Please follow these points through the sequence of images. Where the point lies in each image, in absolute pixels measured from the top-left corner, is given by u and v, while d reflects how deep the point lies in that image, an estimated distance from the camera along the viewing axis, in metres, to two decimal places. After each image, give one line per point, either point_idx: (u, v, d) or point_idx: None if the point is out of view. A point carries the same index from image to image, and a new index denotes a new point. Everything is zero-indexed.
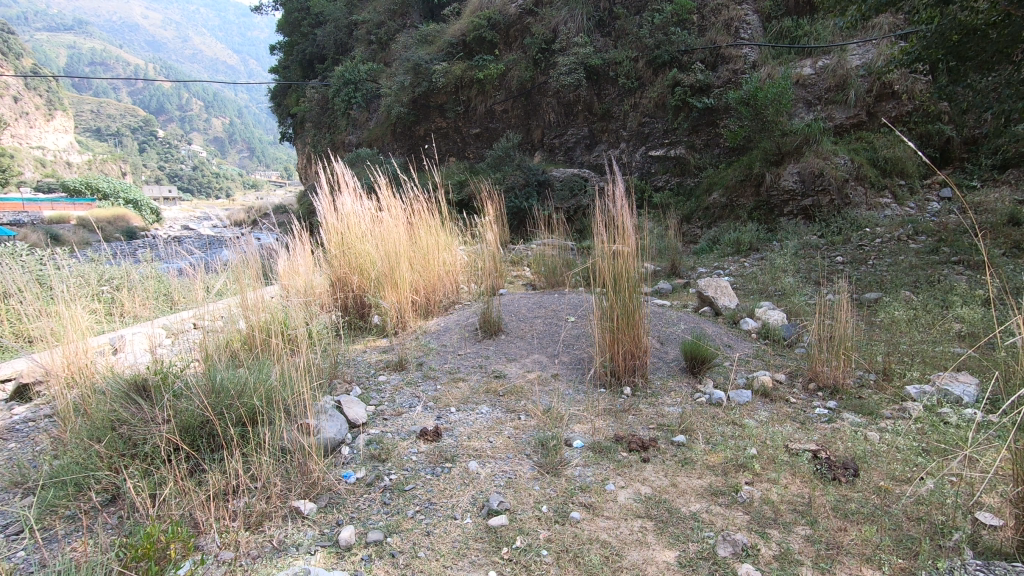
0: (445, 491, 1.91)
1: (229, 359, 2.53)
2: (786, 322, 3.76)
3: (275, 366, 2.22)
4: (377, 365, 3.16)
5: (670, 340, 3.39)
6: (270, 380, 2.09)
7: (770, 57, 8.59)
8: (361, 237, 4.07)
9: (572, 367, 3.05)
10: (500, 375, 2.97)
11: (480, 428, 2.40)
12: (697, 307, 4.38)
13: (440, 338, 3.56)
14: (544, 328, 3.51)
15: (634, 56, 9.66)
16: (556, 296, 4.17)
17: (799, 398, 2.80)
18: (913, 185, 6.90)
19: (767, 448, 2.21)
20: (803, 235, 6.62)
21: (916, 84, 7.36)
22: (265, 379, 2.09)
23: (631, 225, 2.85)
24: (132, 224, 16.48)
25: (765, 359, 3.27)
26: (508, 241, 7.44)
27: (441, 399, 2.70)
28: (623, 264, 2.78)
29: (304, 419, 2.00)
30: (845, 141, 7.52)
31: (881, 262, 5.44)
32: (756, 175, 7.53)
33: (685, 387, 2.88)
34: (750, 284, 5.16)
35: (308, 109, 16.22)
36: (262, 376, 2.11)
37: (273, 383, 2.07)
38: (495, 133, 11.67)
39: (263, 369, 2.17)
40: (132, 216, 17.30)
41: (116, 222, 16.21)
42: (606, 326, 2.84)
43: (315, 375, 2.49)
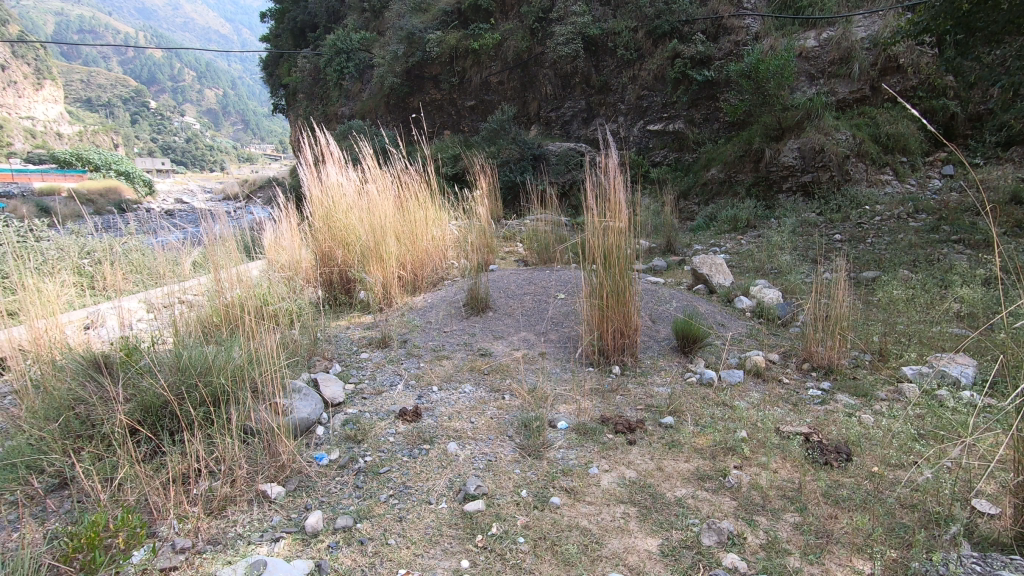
0: (421, 474, 1.83)
1: (201, 336, 2.43)
2: (781, 301, 3.68)
3: (246, 344, 2.12)
4: (359, 343, 3.07)
5: (662, 318, 3.30)
6: (240, 356, 1.99)
7: (773, 28, 8.34)
8: (346, 210, 3.95)
9: (560, 345, 2.96)
10: (485, 353, 2.89)
11: (461, 408, 2.31)
12: (691, 285, 4.28)
13: (426, 315, 3.46)
14: (532, 305, 3.41)
15: (634, 26, 9.37)
16: (546, 272, 4.06)
17: (792, 378, 2.73)
18: (915, 162, 6.78)
19: (757, 431, 2.14)
20: (801, 212, 6.50)
21: (922, 57, 7.17)
22: (238, 357, 2.00)
23: (624, 200, 2.74)
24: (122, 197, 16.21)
25: (758, 339, 3.18)
26: (502, 216, 7.30)
27: (423, 377, 2.62)
28: (614, 240, 2.68)
29: (274, 398, 1.91)
30: (847, 116, 7.35)
31: (880, 240, 5.34)
32: (755, 151, 7.37)
33: (675, 366, 2.80)
34: (746, 261, 5.06)
35: (300, 80, 15.86)
36: (233, 354, 2.01)
37: (243, 359, 1.98)
38: (491, 106, 11.41)
39: (233, 346, 2.07)
40: (123, 188, 17.04)
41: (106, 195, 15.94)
42: (595, 304, 2.74)
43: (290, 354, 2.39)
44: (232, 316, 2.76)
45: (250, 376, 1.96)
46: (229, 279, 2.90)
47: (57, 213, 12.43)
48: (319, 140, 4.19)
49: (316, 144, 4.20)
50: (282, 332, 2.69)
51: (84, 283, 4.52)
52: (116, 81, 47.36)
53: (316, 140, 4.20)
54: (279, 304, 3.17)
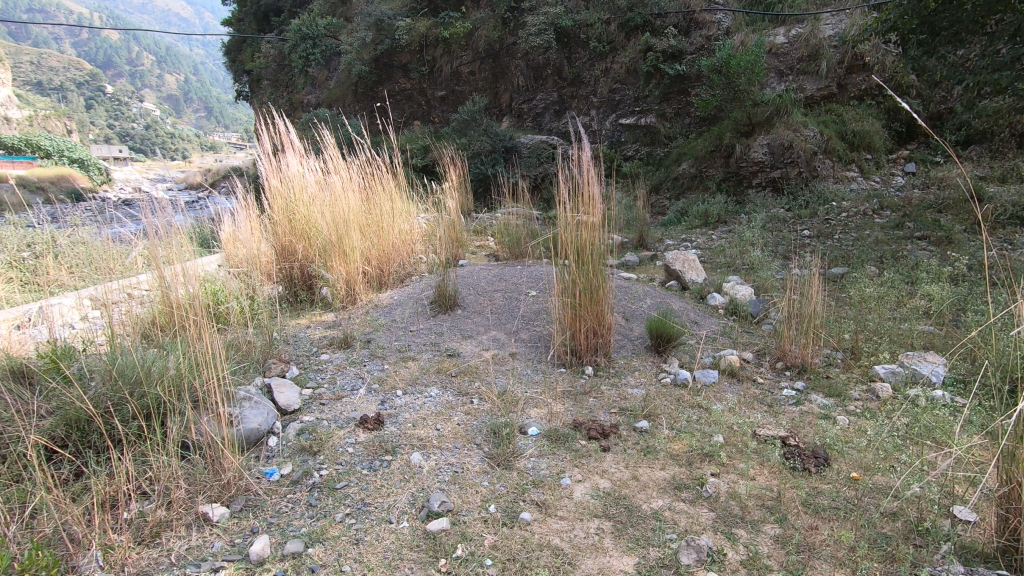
0: (382, 489, 1.70)
1: (143, 339, 2.24)
2: (753, 297, 3.65)
3: (190, 347, 1.94)
4: (319, 343, 2.90)
5: (636, 316, 3.23)
6: (176, 362, 1.80)
7: (743, 24, 8.36)
8: (308, 201, 3.76)
9: (531, 345, 2.85)
10: (453, 354, 2.76)
11: (426, 415, 2.18)
12: (664, 282, 4.22)
13: (391, 313, 3.31)
14: (502, 303, 3.29)
15: (606, 18, 9.29)
16: (517, 267, 3.94)
17: (766, 378, 2.68)
18: (879, 160, 6.90)
19: (734, 436, 2.08)
20: (770, 207, 6.54)
21: (887, 56, 7.28)
22: (176, 364, 1.81)
23: (598, 194, 2.63)
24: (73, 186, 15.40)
25: (732, 337, 3.14)
26: (472, 209, 7.15)
27: (386, 380, 2.47)
28: (587, 237, 2.59)
29: (220, 409, 1.75)
30: (815, 112, 7.43)
31: (847, 236, 5.40)
32: (726, 146, 7.39)
33: (649, 366, 2.72)
34: (717, 257, 5.05)
35: (264, 66, 15.31)
36: (171, 360, 1.82)
37: (176, 366, 1.79)
38: (462, 97, 11.19)
39: (175, 351, 1.90)
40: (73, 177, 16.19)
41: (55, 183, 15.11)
42: (567, 302, 2.64)
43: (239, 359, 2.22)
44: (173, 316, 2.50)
45: (190, 385, 1.78)
46: (174, 276, 2.55)
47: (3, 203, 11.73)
48: (278, 128, 3.97)
49: (276, 132, 3.99)
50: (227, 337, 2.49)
51: (21, 277, 4.19)
52: (67, 62, 44.84)
53: (275, 129, 3.98)
54: (227, 306, 2.96)
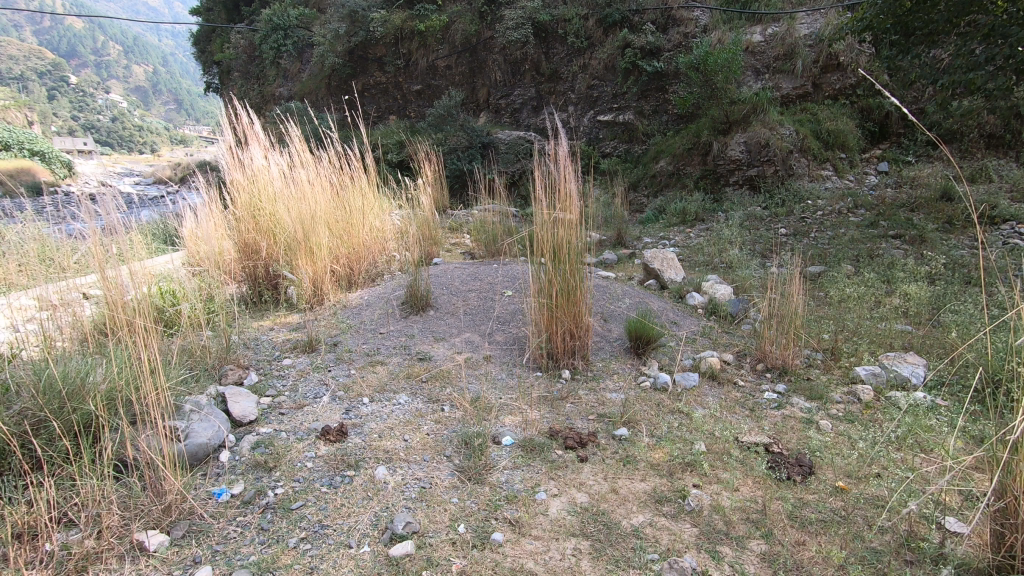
0: (342, 509, 1.57)
1: (84, 350, 2.05)
2: (733, 297, 3.59)
3: (129, 355, 1.77)
4: (282, 347, 2.74)
5: (614, 316, 3.13)
6: (105, 377, 1.63)
7: (720, 21, 8.34)
8: (273, 196, 3.58)
9: (506, 348, 2.73)
10: (425, 357, 2.63)
11: (394, 424, 2.05)
12: (642, 281, 4.15)
13: (361, 314, 3.15)
14: (476, 303, 3.17)
15: (585, 13, 9.21)
16: (493, 266, 3.82)
17: (747, 381, 2.61)
18: (853, 158, 6.97)
19: (716, 443, 2.00)
20: (748, 205, 6.54)
21: (861, 56, 7.35)
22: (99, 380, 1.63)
23: (576, 191, 2.54)
24: None
25: (712, 337, 3.07)
26: (448, 206, 7.01)
27: (352, 387, 2.33)
28: (565, 235, 2.49)
29: (163, 423, 1.59)
30: (790, 111, 7.47)
31: (824, 235, 5.40)
32: (704, 144, 7.37)
33: (628, 369, 2.64)
34: (696, 255, 5.00)
35: (234, 58, 14.85)
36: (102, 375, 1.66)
37: (103, 384, 1.61)
38: (438, 91, 11.00)
39: (113, 360, 1.73)
40: None
41: None
42: (544, 303, 2.53)
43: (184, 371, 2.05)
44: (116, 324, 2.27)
45: (125, 401, 1.62)
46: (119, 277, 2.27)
47: None
48: (240, 118, 3.77)
49: (238, 123, 3.79)
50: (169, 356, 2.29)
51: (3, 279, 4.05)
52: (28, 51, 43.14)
53: (236, 119, 3.78)
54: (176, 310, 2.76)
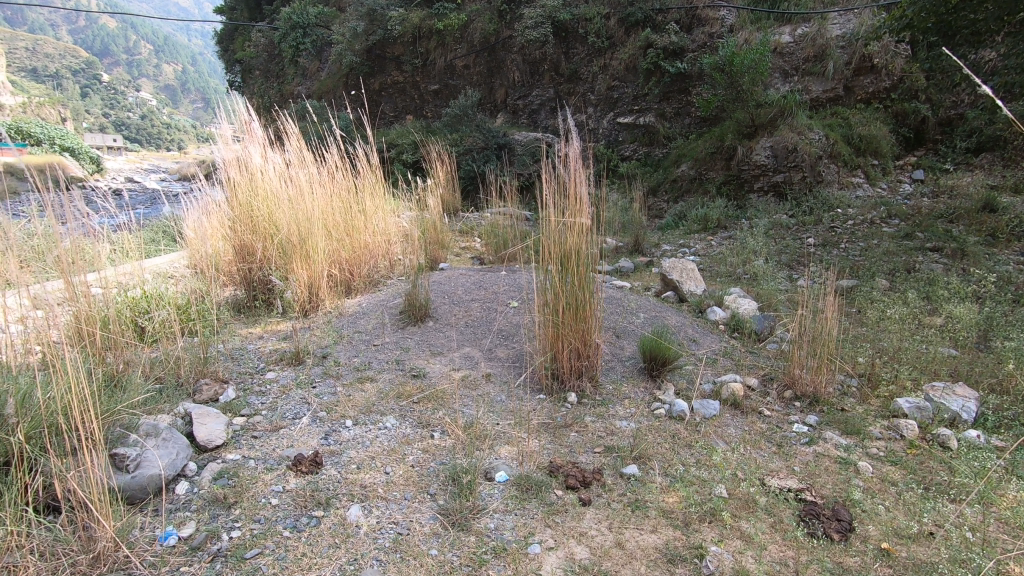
0: (303, 559, 1.36)
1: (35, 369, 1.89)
2: (757, 313, 3.33)
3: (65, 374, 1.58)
4: (267, 358, 2.56)
5: (627, 332, 2.89)
6: (34, 401, 1.46)
7: (748, 21, 8.00)
8: (269, 196, 3.42)
9: (508, 366, 2.50)
10: (419, 374, 2.42)
11: (376, 453, 1.84)
12: (659, 292, 3.90)
13: (356, 323, 2.96)
14: (478, 315, 2.95)
15: (606, 12, 8.94)
16: (499, 274, 3.61)
17: (774, 410, 2.35)
18: (886, 165, 6.64)
19: (739, 486, 1.75)
20: (773, 213, 6.25)
21: (897, 58, 7.00)
22: (24, 406, 1.44)
23: (586, 196, 2.32)
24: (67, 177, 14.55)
25: (735, 358, 2.82)
26: (460, 207, 6.83)
27: (335, 408, 2.13)
28: (573, 244, 2.27)
29: (99, 453, 1.40)
30: (819, 115, 7.14)
31: (855, 246, 5.09)
32: (727, 147, 7.07)
33: (640, 393, 2.39)
34: (718, 265, 4.75)
35: (255, 56, 14.88)
36: (27, 399, 1.48)
37: (31, 410, 1.43)
38: (455, 91, 10.85)
39: (47, 380, 1.55)
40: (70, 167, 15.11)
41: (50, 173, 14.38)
42: (549, 319, 2.31)
43: (145, 393, 1.88)
44: (80, 332, 2.13)
45: (57, 428, 1.44)
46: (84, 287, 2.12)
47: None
48: (239, 114, 3.62)
49: (236, 117, 3.64)
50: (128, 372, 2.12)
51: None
52: None
53: (234, 114, 3.64)
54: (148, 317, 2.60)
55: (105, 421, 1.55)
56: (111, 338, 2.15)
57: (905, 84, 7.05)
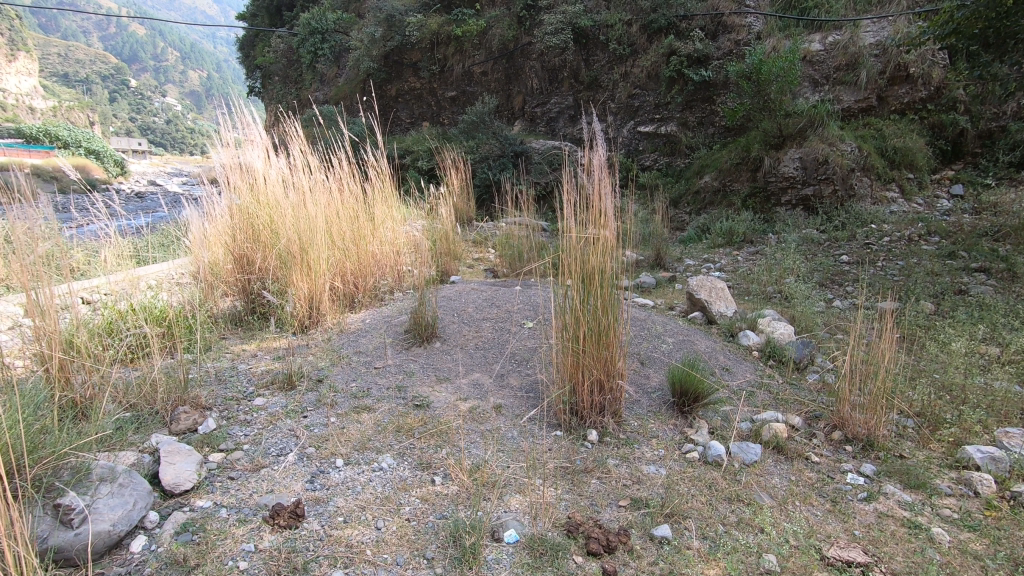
0: None
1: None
2: (794, 339, 3.04)
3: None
4: (258, 381, 2.34)
5: (653, 359, 2.62)
6: None
7: (776, 28, 7.69)
8: (269, 203, 3.23)
9: (521, 397, 2.25)
10: (422, 405, 2.18)
11: (368, 501, 1.60)
12: (686, 312, 3.63)
13: (357, 342, 2.73)
14: (490, 336, 2.71)
15: (628, 19, 8.69)
16: (513, 290, 3.37)
17: (822, 455, 2.07)
18: (922, 180, 6.33)
19: (794, 559, 1.47)
20: (802, 227, 5.94)
21: (934, 68, 6.68)
22: None
23: (611, 209, 2.07)
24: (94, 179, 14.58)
25: (773, 391, 2.54)
26: (474, 216, 6.62)
27: (325, 443, 1.89)
28: (596, 262, 2.02)
29: (22, 512, 1.17)
30: (851, 126, 6.82)
31: (893, 264, 4.77)
32: (753, 158, 6.77)
33: (669, 431, 2.12)
34: (746, 283, 4.48)
35: (274, 61, 14.90)
36: None
37: None
38: (473, 98, 10.69)
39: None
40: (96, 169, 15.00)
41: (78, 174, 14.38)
42: (568, 346, 2.06)
43: (107, 428, 1.66)
44: (42, 353, 1.91)
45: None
46: (45, 302, 1.91)
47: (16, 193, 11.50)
48: (241, 117, 3.48)
49: (239, 120, 3.49)
50: (97, 399, 1.90)
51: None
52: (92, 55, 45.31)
53: (237, 117, 3.50)
54: (127, 334, 2.42)
55: (47, 464, 1.34)
56: (78, 358, 1.94)
57: (944, 94, 6.68)
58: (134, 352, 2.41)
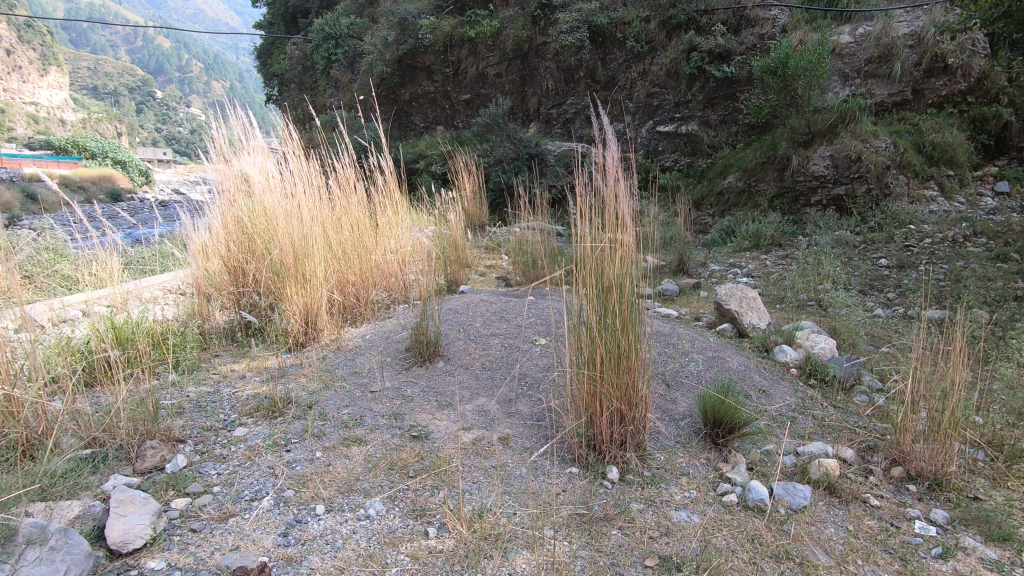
0: None
1: None
2: (836, 355, 2.74)
3: None
4: (242, 408, 2.13)
5: (681, 380, 2.35)
6: None
7: (803, 21, 7.28)
8: (266, 212, 3.06)
9: (532, 426, 2.00)
10: (421, 436, 1.94)
11: (346, 562, 1.36)
12: (713, 323, 3.33)
13: (354, 361, 2.51)
14: (499, 354, 2.47)
15: (646, 15, 8.41)
16: (525, 302, 3.12)
17: (882, 497, 1.77)
18: (964, 176, 5.93)
19: None
20: (834, 229, 5.59)
21: (974, 57, 6.25)
22: None
23: (628, 213, 1.81)
24: (119, 189, 14.87)
25: (816, 417, 2.24)
26: (487, 221, 6.40)
27: (307, 484, 1.66)
28: (615, 274, 1.76)
29: None
30: (884, 122, 6.44)
31: (936, 268, 4.41)
32: (780, 157, 6.43)
33: (702, 467, 1.85)
34: (777, 291, 4.17)
35: (289, 69, 14.91)
36: None
37: None
38: (487, 100, 10.48)
39: None
40: (119, 177, 15.34)
41: (102, 184, 14.63)
42: (584, 371, 1.80)
43: (47, 473, 1.45)
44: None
45: None
46: None
47: (41, 203, 11.70)
48: (237, 124, 3.35)
49: (235, 127, 3.36)
50: (51, 434, 1.70)
51: (43, 288, 4.00)
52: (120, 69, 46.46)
53: (233, 125, 3.37)
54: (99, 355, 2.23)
55: None
56: (30, 386, 1.74)
57: (985, 85, 6.27)
58: (104, 377, 2.23)
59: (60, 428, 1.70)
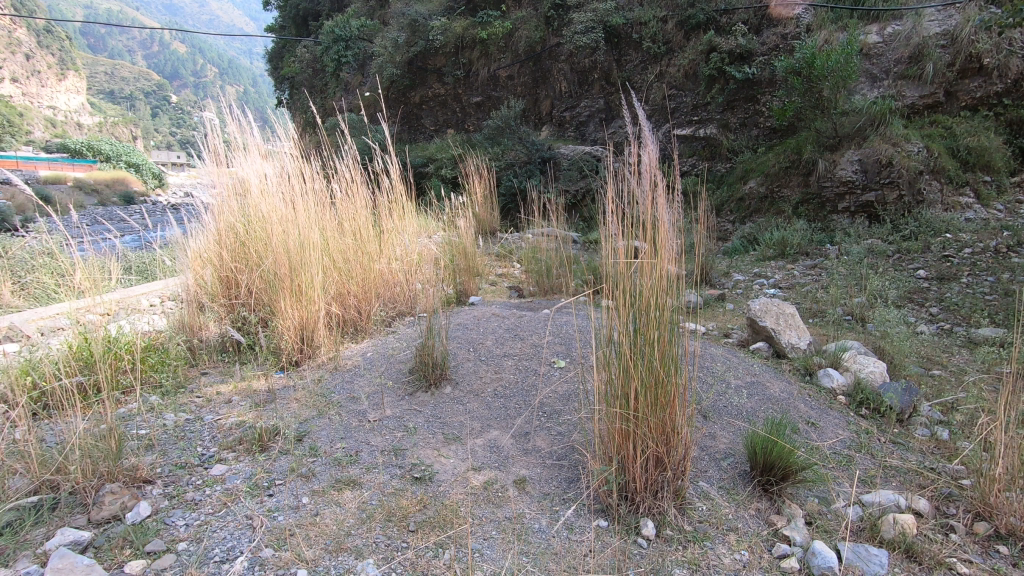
0: None
1: None
2: (887, 382, 2.44)
3: None
4: (224, 438, 1.89)
5: (719, 412, 2.08)
6: None
7: (828, 20, 6.86)
8: (260, 218, 2.84)
9: (551, 466, 1.74)
10: (422, 478, 1.68)
11: None
12: (746, 342, 3.06)
13: (353, 385, 2.27)
14: (512, 379, 2.21)
15: (663, 15, 8.15)
16: (541, 317, 2.86)
17: (971, 564, 1.47)
18: (1002, 183, 5.60)
19: None
20: (865, 237, 5.29)
21: (1012, 58, 5.92)
22: None
23: (668, 223, 1.53)
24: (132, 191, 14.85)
25: (876, 456, 1.96)
26: (497, 226, 6.16)
27: (288, 541, 1.40)
28: (653, 294, 1.49)
29: None
30: (916, 125, 6.11)
31: (979, 280, 4.09)
32: (805, 161, 6.15)
33: (753, 521, 1.57)
34: (810, 305, 3.88)
35: (300, 71, 14.80)
36: None
37: None
38: (498, 103, 10.25)
39: None
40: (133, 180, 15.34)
41: (115, 186, 14.63)
42: (616, 407, 1.54)
43: None
44: None
45: None
46: None
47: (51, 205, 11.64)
48: (232, 123, 3.11)
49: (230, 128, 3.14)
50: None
51: (36, 296, 3.83)
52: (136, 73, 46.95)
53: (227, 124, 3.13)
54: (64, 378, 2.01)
55: None
56: None
57: None
58: (70, 403, 2.02)
59: (4, 470, 1.48)
